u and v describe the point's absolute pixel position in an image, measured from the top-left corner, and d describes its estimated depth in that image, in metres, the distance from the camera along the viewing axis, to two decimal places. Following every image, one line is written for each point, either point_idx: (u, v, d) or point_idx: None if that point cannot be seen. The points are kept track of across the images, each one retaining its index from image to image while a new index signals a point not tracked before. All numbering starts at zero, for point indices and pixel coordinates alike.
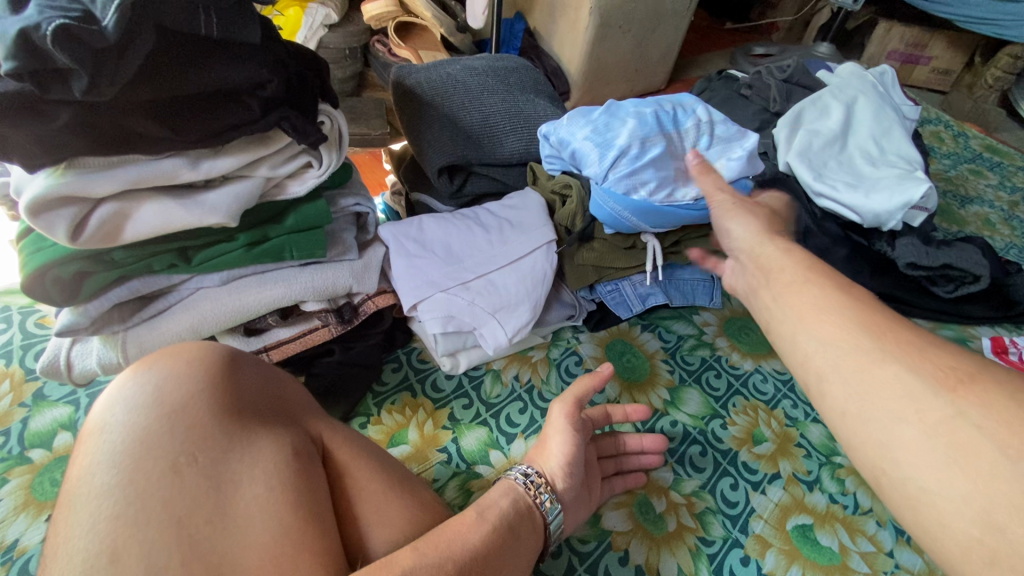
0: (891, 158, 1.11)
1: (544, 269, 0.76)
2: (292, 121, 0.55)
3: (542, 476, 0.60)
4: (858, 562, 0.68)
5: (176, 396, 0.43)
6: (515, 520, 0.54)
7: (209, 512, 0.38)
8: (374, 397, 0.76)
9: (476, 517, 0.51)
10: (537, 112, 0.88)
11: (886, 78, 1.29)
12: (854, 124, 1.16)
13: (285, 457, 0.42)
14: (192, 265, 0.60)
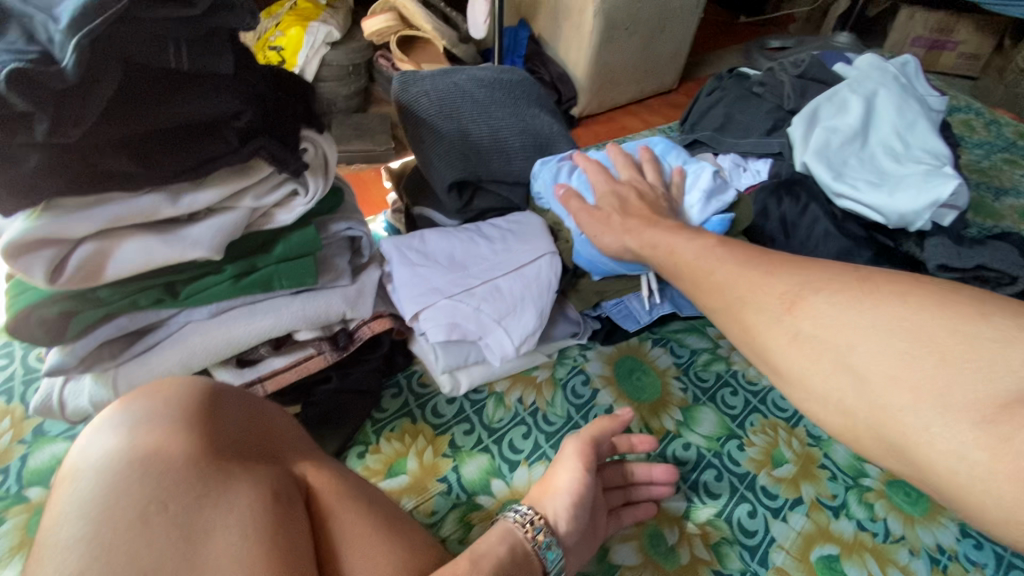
0: (917, 154, 1.05)
1: (550, 280, 0.72)
2: (271, 150, 0.54)
3: (540, 515, 0.57)
4: None
5: (151, 440, 0.41)
6: (512, 568, 0.51)
7: (176, 566, 0.36)
8: (373, 425, 0.74)
9: (469, 566, 0.48)
10: (546, 128, 0.85)
11: (909, 69, 1.22)
12: (875, 118, 1.10)
13: (261, 504, 0.40)
14: (180, 299, 0.60)
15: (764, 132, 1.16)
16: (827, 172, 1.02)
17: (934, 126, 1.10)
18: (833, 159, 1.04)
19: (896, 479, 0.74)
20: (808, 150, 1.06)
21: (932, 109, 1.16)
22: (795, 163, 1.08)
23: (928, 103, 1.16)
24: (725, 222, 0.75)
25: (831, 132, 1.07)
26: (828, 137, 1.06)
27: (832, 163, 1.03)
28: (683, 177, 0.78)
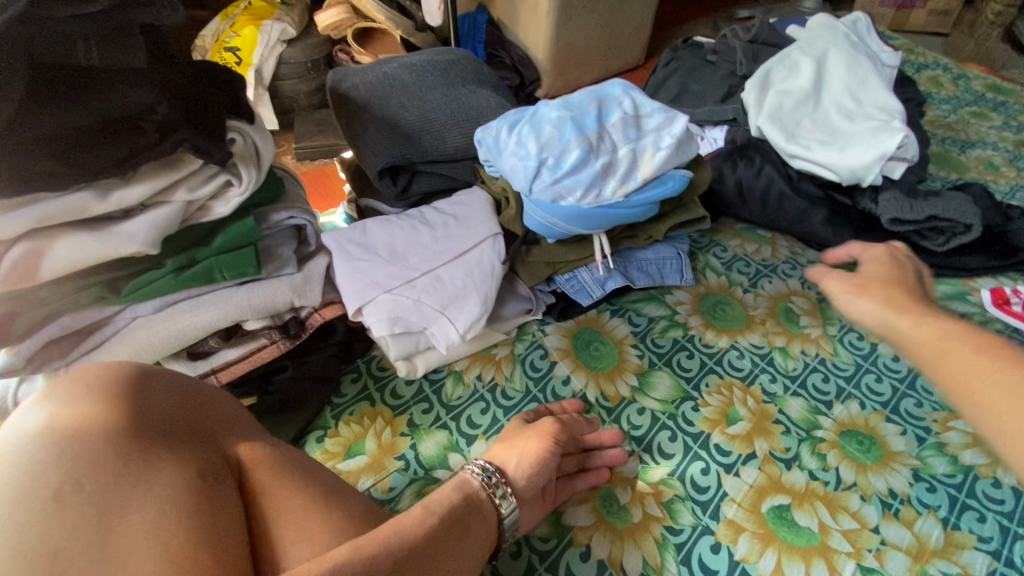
0: (868, 110, 1.05)
1: (492, 263, 0.73)
2: (193, 141, 0.53)
3: (500, 474, 0.59)
4: (839, 541, 0.64)
5: (72, 421, 0.42)
6: (463, 513, 0.53)
7: (87, 543, 0.38)
8: (332, 410, 0.75)
9: (421, 510, 0.51)
10: (480, 104, 0.84)
11: (860, 27, 1.22)
12: (826, 78, 1.11)
13: (183, 482, 0.42)
14: (122, 296, 0.61)
15: (719, 100, 1.17)
16: (780, 134, 1.02)
17: (887, 82, 1.10)
18: (786, 121, 1.04)
19: (849, 428, 0.76)
20: (762, 113, 1.05)
21: (885, 66, 1.16)
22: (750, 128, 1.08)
23: (880, 61, 1.16)
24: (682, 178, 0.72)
25: (784, 94, 1.07)
26: (780, 99, 1.06)
27: (785, 125, 1.04)
28: (643, 128, 0.72)
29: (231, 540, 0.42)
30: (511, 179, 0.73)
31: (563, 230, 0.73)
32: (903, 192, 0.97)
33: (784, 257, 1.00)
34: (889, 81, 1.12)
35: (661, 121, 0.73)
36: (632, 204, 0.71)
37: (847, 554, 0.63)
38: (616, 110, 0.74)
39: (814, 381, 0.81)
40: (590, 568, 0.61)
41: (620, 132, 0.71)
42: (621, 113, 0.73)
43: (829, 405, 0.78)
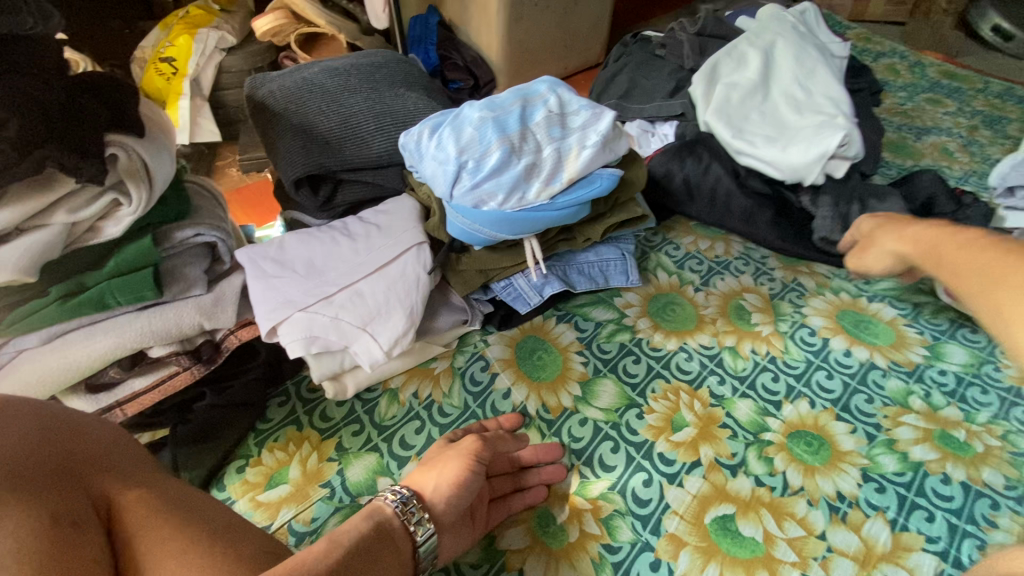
0: (816, 103, 1.02)
1: (416, 275, 0.69)
2: (60, 159, 0.49)
3: (417, 497, 0.56)
4: (784, 551, 0.61)
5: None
6: (372, 542, 0.50)
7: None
8: (256, 436, 0.71)
9: (326, 544, 0.47)
10: (407, 107, 0.81)
11: (808, 19, 1.20)
12: (775, 69, 1.08)
13: (28, 529, 0.38)
14: (3, 327, 0.57)
15: (667, 95, 1.14)
16: (726, 130, 1.00)
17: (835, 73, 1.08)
18: (733, 116, 1.02)
19: (798, 429, 0.73)
20: (709, 108, 1.03)
21: (834, 57, 1.14)
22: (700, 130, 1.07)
23: (828, 52, 1.14)
24: (611, 179, 0.69)
25: (731, 88, 1.04)
26: (728, 93, 1.04)
27: (732, 120, 1.02)
28: (569, 126, 0.70)
29: None
30: (434, 185, 0.69)
31: (489, 236, 0.70)
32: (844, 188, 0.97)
33: (737, 254, 0.98)
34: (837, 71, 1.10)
35: (587, 118, 0.70)
36: (559, 206, 0.68)
37: (792, 564, 0.60)
38: (541, 108, 0.71)
39: (763, 381, 0.78)
40: None
41: (543, 131, 0.68)
42: (546, 111, 0.70)
43: (777, 406, 0.76)
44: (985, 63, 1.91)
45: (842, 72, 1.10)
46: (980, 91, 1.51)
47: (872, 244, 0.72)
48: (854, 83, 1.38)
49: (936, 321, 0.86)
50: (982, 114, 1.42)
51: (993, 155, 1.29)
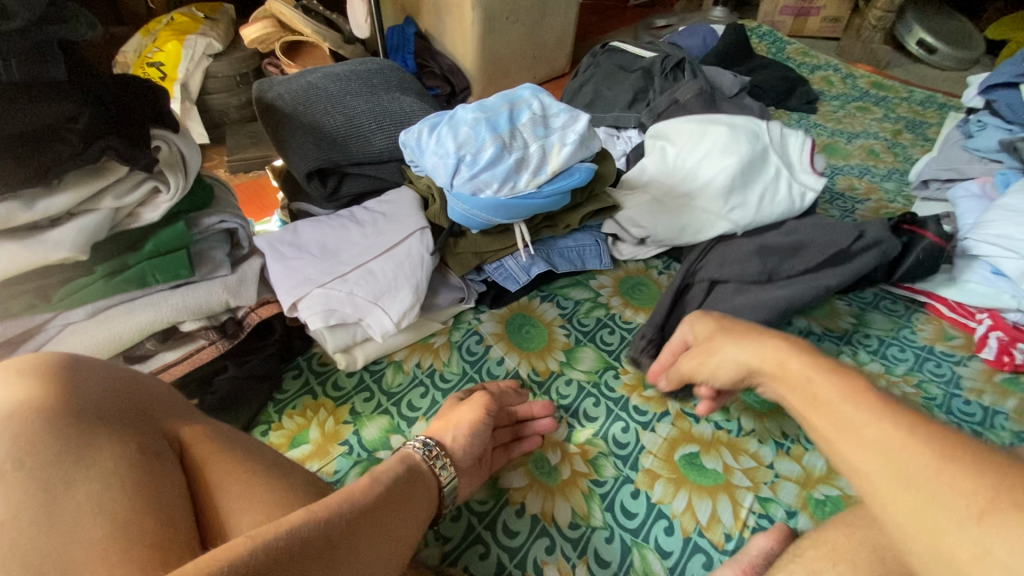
0: (666, 219, 0.94)
1: (420, 255, 0.78)
2: (117, 149, 0.57)
3: (440, 446, 0.65)
4: (740, 478, 0.73)
5: (12, 401, 0.48)
6: (406, 483, 0.58)
7: (34, 515, 0.43)
8: (275, 405, 0.78)
9: (369, 481, 0.56)
10: (403, 109, 0.90)
11: (795, 144, 1.01)
12: (713, 157, 0.96)
13: (124, 459, 0.48)
14: (53, 304, 0.63)
15: (625, 104, 1.27)
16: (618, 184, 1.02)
17: (748, 192, 0.93)
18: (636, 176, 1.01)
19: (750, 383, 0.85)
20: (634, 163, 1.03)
21: (785, 175, 0.96)
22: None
23: (782, 172, 0.96)
24: (587, 171, 0.80)
25: (657, 153, 1.01)
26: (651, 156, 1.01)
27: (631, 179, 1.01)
28: (552, 126, 0.80)
29: (177, 511, 0.48)
30: (434, 177, 0.79)
31: (485, 221, 0.80)
32: (695, 287, 0.89)
33: None
34: (758, 196, 0.94)
35: (565, 119, 0.81)
36: (544, 194, 0.78)
37: (747, 488, 0.72)
38: (526, 110, 0.81)
39: None
40: (524, 522, 0.67)
41: (529, 130, 0.79)
42: (531, 113, 0.81)
43: None
44: (911, 74, 2.12)
45: (780, 212, 0.93)
46: (903, 99, 1.70)
47: (713, 350, 0.64)
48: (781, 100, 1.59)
49: (863, 294, 1.02)
50: (904, 120, 1.60)
51: (914, 156, 1.44)
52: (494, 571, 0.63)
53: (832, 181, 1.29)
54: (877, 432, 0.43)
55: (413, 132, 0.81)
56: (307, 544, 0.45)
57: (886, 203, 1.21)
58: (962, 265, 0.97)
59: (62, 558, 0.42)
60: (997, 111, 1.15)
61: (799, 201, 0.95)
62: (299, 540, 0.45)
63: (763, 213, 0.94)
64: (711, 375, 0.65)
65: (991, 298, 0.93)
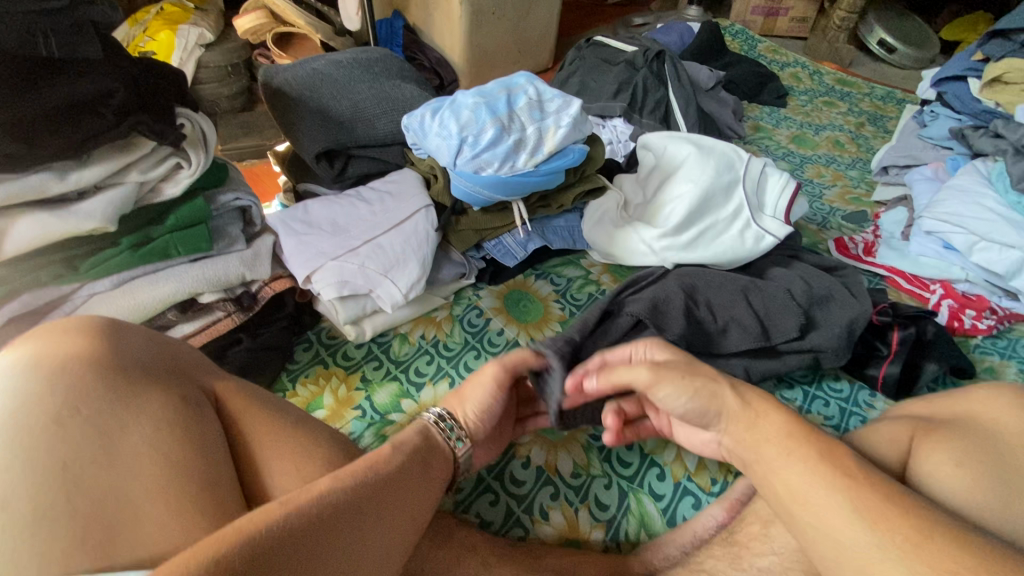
0: (604, 231, 0.96)
1: (426, 231, 0.83)
2: (148, 124, 0.61)
3: (455, 419, 0.64)
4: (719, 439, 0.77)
5: (62, 352, 0.51)
6: (425, 451, 0.59)
7: (93, 455, 0.47)
8: (288, 374, 0.81)
9: (391, 449, 0.57)
10: (405, 94, 0.94)
11: (775, 186, 0.98)
12: (682, 183, 0.96)
13: (169, 406, 0.51)
14: (81, 273, 0.67)
15: (611, 95, 1.33)
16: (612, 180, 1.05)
17: (692, 227, 0.93)
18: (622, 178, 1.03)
19: None
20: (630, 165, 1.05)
21: (744, 216, 0.94)
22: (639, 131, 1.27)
23: (742, 213, 0.94)
24: (580, 151, 0.86)
25: (645, 162, 1.03)
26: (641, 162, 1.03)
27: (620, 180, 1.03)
28: (545, 110, 0.86)
29: (219, 455, 0.52)
30: (438, 157, 0.84)
31: (486, 198, 0.85)
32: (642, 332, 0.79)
33: None
34: (707, 232, 0.93)
35: (559, 104, 0.87)
36: (542, 172, 0.84)
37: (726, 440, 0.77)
38: (521, 96, 0.86)
39: None
40: (530, 472, 0.72)
41: (526, 114, 0.84)
42: (527, 98, 0.86)
43: None
44: (873, 73, 2.25)
45: (723, 252, 0.91)
46: (866, 95, 1.80)
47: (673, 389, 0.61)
48: (754, 92, 1.68)
49: None
50: (866, 114, 1.70)
51: (875, 146, 1.53)
52: (504, 516, 0.68)
53: (801, 169, 1.37)
54: (845, 509, 0.44)
55: (416, 115, 0.86)
56: (341, 510, 0.47)
57: (851, 189, 1.31)
58: (916, 241, 1.08)
59: (116, 495, 0.46)
60: (948, 102, 1.26)
61: (750, 246, 0.92)
62: (330, 507, 0.47)
63: (706, 250, 0.92)
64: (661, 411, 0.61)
65: (942, 270, 1.03)
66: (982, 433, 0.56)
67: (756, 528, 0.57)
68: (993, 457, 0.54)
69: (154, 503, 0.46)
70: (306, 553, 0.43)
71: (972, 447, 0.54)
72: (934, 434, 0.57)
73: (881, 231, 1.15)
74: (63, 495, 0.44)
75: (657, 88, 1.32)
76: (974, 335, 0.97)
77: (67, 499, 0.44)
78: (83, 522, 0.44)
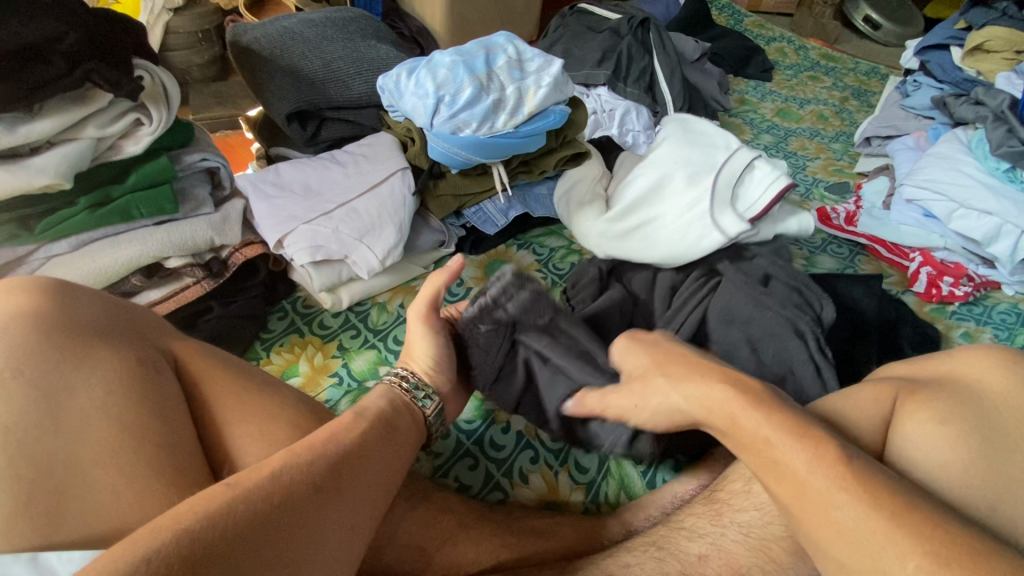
0: (564, 205, 0.93)
1: (402, 194, 0.81)
2: (102, 74, 0.58)
3: (417, 376, 0.59)
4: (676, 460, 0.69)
5: (5, 310, 0.49)
6: (391, 415, 0.53)
7: (40, 416, 0.45)
8: (262, 343, 0.77)
9: (354, 417, 0.50)
10: (380, 55, 0.91)
11: (758, 183, 0.89)
12: (655, 170, 0.91)
13: (125, 367, 0.49)
14: (36, 234, 0.65)
15: (594, 63, 1.30)
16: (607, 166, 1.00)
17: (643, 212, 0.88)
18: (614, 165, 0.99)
19: None
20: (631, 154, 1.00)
21: (701, 209, 0.85)
22: (624, 100, 1.25)
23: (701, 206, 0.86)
24: (561, 113, 0.84)
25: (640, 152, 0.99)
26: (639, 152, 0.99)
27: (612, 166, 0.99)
28: (525, 70, 0.83)
29: (179, 416, 0.50)
30: (414, 118, 0.82)
31: (464, 159, 0.83)
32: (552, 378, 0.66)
33: None
34: (661, 219, 0.87)
35: (540, 64, 0.84)
36: (521, 134, 0.82)
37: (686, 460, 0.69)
38: (501, 56, 0.83)
39: None
40: (510, 438, 0.71)
41: (506, 73, 0.82)
42: (507, 57, 0.84)
43: None
44: (858, 49, 2.24)
45: (665, 240, 0.85)
46: (851, 70, 1.78)
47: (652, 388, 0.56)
48: (739, 65, 1.66)
49: (812, 239, 1.08)
50: (851, 88, 1.68)
51: (859, 120, 1.52)
52: (483, 481, 0.67)
53: (786, 142, 1.36)
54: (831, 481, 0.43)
55: (391, 74, 0.83)
56: (295, 494, 0.41)
57: (834, 161, 1.30)
58: (897, 209, 1.07)
59: (63, 458, 0.44)
60: (930, 72, 1.26)
61: (696, 240, 0.83)
62: (286, 491, 0.41)
63: (654, 236, 0.86)
64: (656, 415, 0.55)
65: (923, 239, 1.03)
66: (961, 390, 0.55)
67: (738, 485, 0.56)
68: (970, 413, 0.53)
69: (106, 466, 0.44)
70: (251, 550, 0.37)
71: (951, 405, 0.54)
72: (916, 392, 0.56)
73: (863, 200, 1.14)
74: (4, 460, 0.42)
75: (642, 57, 1.30)
76: (951, 302, 0.97)
77: (9, 465, 0.42)
78: (26, 487, 0.42)
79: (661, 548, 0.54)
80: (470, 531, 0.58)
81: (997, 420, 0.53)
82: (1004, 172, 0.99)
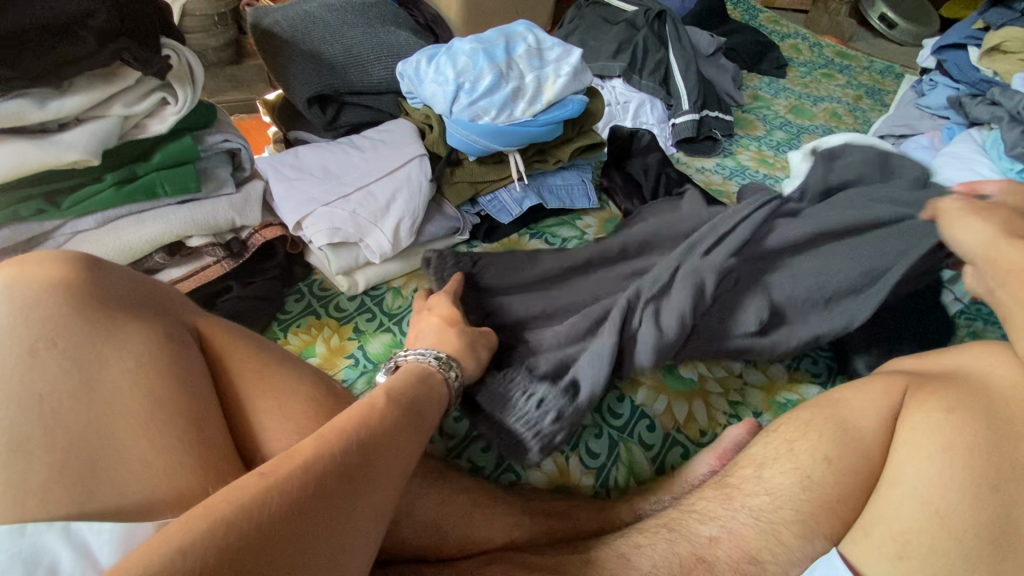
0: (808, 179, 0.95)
1: (419, 181, 0.82)
2: (132, 52, 0.59)
3: (450, 357, 0.59)
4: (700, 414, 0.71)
5: (38, 282, 0.50)
6: (417, 397, 0.51)
7: (72, 385, 0.46)
8: (279, 324, 0.76)
9: (384, 401, 0.48)
10: (400, 41, 0.91)
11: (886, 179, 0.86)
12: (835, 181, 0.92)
13: (153, 340, 0.50)
14: (62, 210, 0.66)
15: (609, 56, 1.30)
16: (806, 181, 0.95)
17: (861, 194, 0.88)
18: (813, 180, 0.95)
19: None
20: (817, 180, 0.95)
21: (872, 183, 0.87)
22: (638, 93, 1.26)
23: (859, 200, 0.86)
24: (579, 103, 0.84)
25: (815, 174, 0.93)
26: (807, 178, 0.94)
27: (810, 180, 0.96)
28: (546, 59, 0.84)
29: (203, 389, 0.51)
30: (433, 105, 0.83)
31: (484, 148, 0.82)
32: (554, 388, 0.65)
33: None
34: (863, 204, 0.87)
35: (559, 54, 0.86)
36: (540, 122, 0.82)
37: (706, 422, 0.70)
38: (520, 44, 0.84)
39: None
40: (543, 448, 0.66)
41: (526, 62, 0.83)
42: (526, 45, 0.85)
43: None
44: (870, 48, 2.23)
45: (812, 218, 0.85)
46: (865, 69, 1.77)
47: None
48: (753, 61, 1.66)
49: None
50: (865, 86, 1.67)
51: (872, 118, 1.50)
52: (496, 462, 0.66)
53: (798, 139, 1.36)
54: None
55: (411, 60, 0.84)
56: (325, 479, 0.39)
57: None
58: None
59: (95, 426, 0.45)
60: (947, 71, 1.25)
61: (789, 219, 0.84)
62: (318, 476, 0.39)
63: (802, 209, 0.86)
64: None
65: None
66: (968, 383, 0.56)
67: (749, 471, 0.58)
68: (979, 406, 0.54)
69: (136, 435, 0.45)
70: (283, 547, 0.36)
71: (960, 396, 0.54)
72: (926, 386, 0.56)
73: None
74: (39, 427, 0.44)
75: (657, 49, 1.30)
76: None
77: (44, 432, 0.43)
78: (60, 455, 0.43)
79: (672, 530, 0.55)
80: (486, 510, 0.59)
81: (1007, 413, 0.54)
82: (1017, 173, 0.99)
